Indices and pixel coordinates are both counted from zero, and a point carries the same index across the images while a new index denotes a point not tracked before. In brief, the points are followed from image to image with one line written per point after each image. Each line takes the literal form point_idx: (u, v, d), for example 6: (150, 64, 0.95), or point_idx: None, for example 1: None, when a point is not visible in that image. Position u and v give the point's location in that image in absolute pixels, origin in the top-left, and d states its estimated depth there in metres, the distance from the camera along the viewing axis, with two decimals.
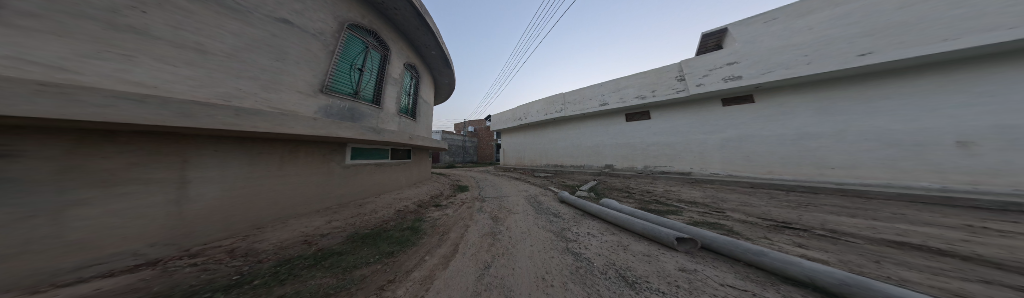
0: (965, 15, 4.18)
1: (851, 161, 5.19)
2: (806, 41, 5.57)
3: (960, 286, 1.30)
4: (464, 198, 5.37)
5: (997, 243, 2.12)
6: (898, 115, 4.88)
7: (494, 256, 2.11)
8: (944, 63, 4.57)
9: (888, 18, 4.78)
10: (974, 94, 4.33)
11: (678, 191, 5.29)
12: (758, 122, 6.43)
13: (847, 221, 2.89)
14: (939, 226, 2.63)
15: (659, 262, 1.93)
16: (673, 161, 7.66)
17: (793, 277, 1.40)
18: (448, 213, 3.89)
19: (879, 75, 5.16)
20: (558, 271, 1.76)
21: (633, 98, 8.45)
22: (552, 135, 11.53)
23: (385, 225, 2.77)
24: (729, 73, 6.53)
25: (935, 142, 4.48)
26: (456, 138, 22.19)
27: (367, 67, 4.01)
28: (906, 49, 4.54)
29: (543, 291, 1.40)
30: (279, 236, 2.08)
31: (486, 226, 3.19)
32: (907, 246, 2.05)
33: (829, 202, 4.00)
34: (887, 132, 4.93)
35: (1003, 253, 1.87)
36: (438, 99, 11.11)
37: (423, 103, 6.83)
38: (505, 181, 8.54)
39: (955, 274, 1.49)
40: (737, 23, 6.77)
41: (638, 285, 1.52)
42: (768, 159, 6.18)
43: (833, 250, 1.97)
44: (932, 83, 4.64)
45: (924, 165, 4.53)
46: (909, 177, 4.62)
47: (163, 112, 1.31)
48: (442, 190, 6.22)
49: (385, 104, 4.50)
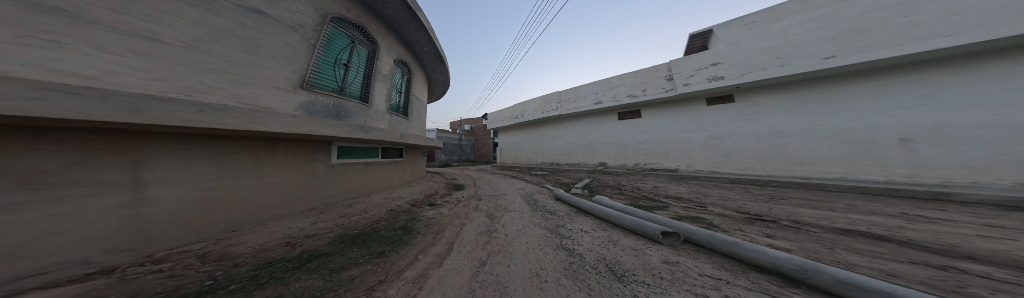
0: (917, 21, 4.51)
1: (819, 158, 5.56)
2: (780, 45, 5.89)
3: (894, 267, 1.46)
4: (460, 196, 5.34)
5: (926, 229, 2.38)
6: (856, 114, 5.29)
7: (489, 253, 2.13)
8: (903, 66, 4.94)
9: (852, 23, 5.09)
10: (927, 95, 4.68)
11: (666, 187, 5.52)
12: (738, 121, 6.75)
13: (810, 212, 3.13)
14: (883, 215, 2.92)
15: (646, 256, 2.02)
16: (662, 159, 7.96)
17: (761, 264, 1.53)
18: (443, 212, 3.84)
19: (847, 76, 5.48)
20: (551, 266, 1.81)
21: (625, 97, 8.62)
22: (547, 134, 11.68)
23: (377, 225, 2.74)
24: (714, 73, 6.79)
25: (883, 139, 4.96)
26: (452, 137, 22.06)
27: (353, 63, 3.87)
28: (864, 53, 4.88)
29: (536, 286, 1.45)
30: (260, 239, 2.00)
31: (482, 225, 3.19)
32: (859, 234, 2.23)
33: (796, 195, 4.32)
34: (845, 130, 5.37)
35: (931, 237, 2.11)
36: (432, 97, 10.91)
37: (416, 102, 6.73)
38: (501, 179, 8.57)
39: (890, 256, 1.65)
40: (722, 25, 6.99)
41: (626, 278, 1.59)
42: (746, 156, 6.53)
43: (796, 239, 2.13)
44: (891, 85, 5.02)
45: (873, 160, 5.02)
46: (860, 171, 5.12)
47: (104, 107, 1.18)
48: (438, 189, 6.15)
49: (374, 101, 4.38)
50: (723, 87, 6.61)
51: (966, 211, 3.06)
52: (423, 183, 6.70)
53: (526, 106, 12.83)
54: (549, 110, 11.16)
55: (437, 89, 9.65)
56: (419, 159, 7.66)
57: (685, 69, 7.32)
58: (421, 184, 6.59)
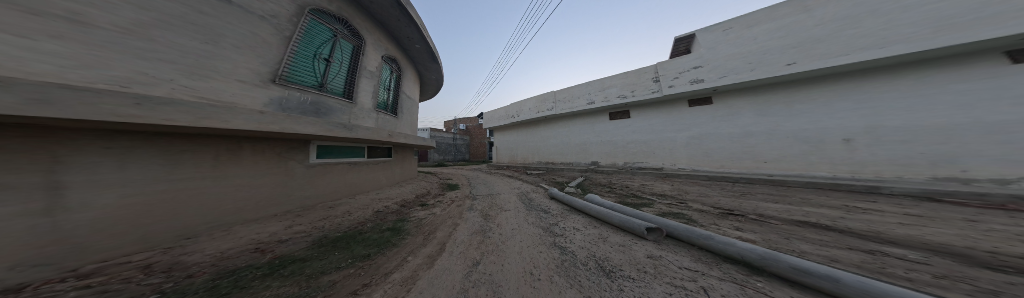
0: (861, 33, 5.04)
1: (790, 155, 5.97)
2: (752, 51, 6.31)
3: (834, 253, 1.64)
4: (454, 196, 5.26)
5: (863, 219, 2.68)
6: (810, 116, 5.83)
7: (482, 253, 2.11)
8: (855, 73, 5.41)
9: (810, 33, 5.59)
10: (863, 100, 5.29)
11: (652, 185, 5.77)
12: (715, 121, 7.17)
13: (772, 206, 3.41)
14: (829, 207, 3.24)
15: (631, 251, 2.10)
16: (649, 158, 8.31)
17: (729, 255, 1.67)
18: (436, 212, 3.77)
19: (810, 81, 5.90)
20: (544, 265, 1.84)
21: (616, 97, 8.88)
22: (542, 133, 11.83)
23: (361, 226, 2.64)
24: (695, 76, 7.14)
25: (832, 139, 5.51)
26: (447, 136, 21.77)
27: (334, 58, 3.70)
28: (818, 62, 5.41)
29: (529, 284, 1.46)
30: (219, 245, 1.85)
31: (476, 225, 3.17)
32: (824, 227, 2.37)
33: (762, 190, 4.69)
34: (800, 131, 5.90)
35: (865, 226, 2.40)
36: (424, 95, 10.67)
37: (408, 100, 6.57)
38: (496, 179, 8.55)
39: (833, 244, 1.84)
40: (703, 30, 7.33)
41: (614, 274, 1.64)
42: (721, 155, 6.95)
43: (761, 231, 2.31)
44: (844, 90, 5.50)
45: (821, 159, 5.57)
46: (812, 169, 5.62)
47: (8, 99, 0.93)
48: (432, 189, 6.06)
49: (359, 99, 4.21)
50: (702, 90, 6.98)
51: (906, 203, 3.46)
52: (415, 183, 6.56)
53: (521, 105, 12.89)
54: (544, 110, 11.28)
55: (430, 87, 9.46)
56: (411, 159, 7.49)
57: (670, 71, 7.65)
58: (413, 184, 6.47)
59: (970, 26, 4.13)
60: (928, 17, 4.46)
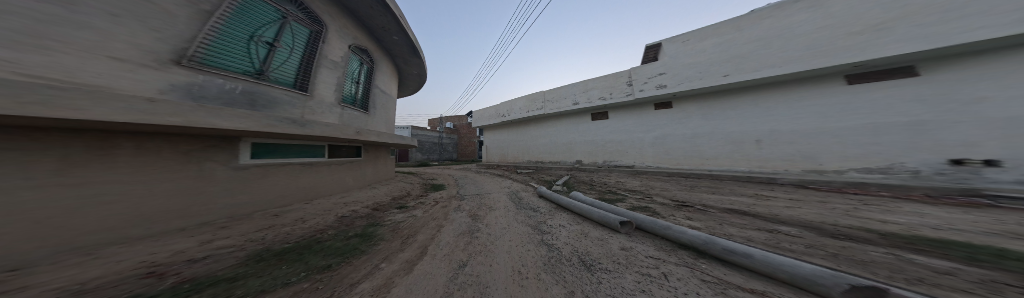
0: (768, 54, 6.21)
1: (727, 154, 7.02)
2: (700, 62, 7.21)
3: (746, 233, 2.15)
4: (439, 197, 5.03)
5: (775, 205, 3.39)
6: (737, 120, 6.98)
7: (469, 254, 2.04)
8: (768, 85, 6.58)
9: (740, 49, 6.64)
10: (776, 108, 6.44)
11: (625, 182, 6.26)
12: (674, 122, 7.99)
13: (712, 197, 4.04)
14: (746, 195, 4.13)
15: (608, 244, 2.23)
16: (623, 156, 9.00)
17: (683, 242, 1.94)
18: (416, 214, 3.59)
19: (743, 91, 6.97)
20: (533, 262, 1.85)
21: (597, 99, 9.37)
22: (531, 133, 12.11)
23: (321, 235, 2.35)
24: (661, 82, 7.88)
25: (747, 139, 6.75)
26: (431, 134, 20.80)
27: (282, 42, 3.27)
28: (742, 75, 6.50)
29: (518, 283, 1.45)
30: (76, 274, 1.17)
31: (463, 225, 3.05)
32: (754, 216, 2.84)
33: (707, 183, 5.48)
34: (727, 133, 7.06)
35: (772, 210, 3.12)
36: (404, 89, 9.98)
37: (383, 95, 6.10)
38: (484, 178, 8.46)
39: (753, 226, 2.37)
40: (669, 40, 8.05)
41: (594, 267, 1.73)
42: (677, 153, 7.78)
43: (702, 219, 2.69)
44: (764, 99, 6.61)
45: (744, 156, 6.78)
46: (736, 164, 6.87)
47: None
48: (416, 190, 5.78)
49: (316, 90, 3.74)
50: (664, 95, 7.79)
51: (811, 193, 4.34)
52: (394, 185, 6.16)
53: (511, 104, 12.98)
54: (534, 109, 11.53)
55: (411, 82, 8.91)
56: (387, 160, 7.00)
57: (641, 76, 8.33)
58: (392, 185, 6.06)
59: (828, 53, 5.45)
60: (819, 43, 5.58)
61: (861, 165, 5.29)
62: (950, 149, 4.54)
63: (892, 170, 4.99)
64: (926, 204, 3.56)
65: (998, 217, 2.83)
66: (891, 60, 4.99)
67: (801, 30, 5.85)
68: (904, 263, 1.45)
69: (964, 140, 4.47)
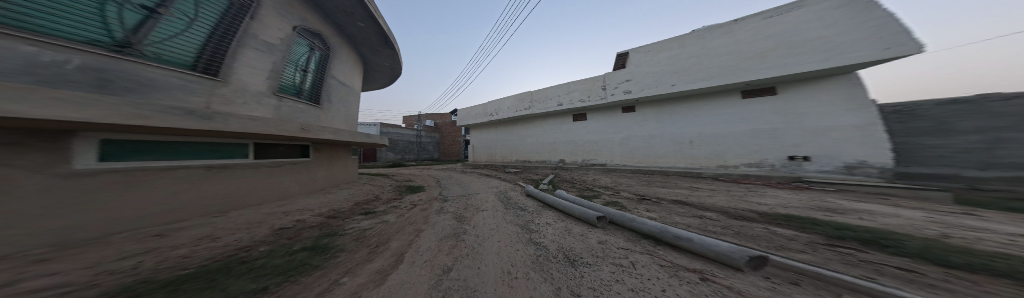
0: (701, 69, 7.26)
1: (672, 153, 7.94)
2: (655, 72, 8.09)
3: (685, 219, 2.77)
4: (417, 200, 4.72)
5: (710, 196, 4.13)
6: (674, 124, 8.00)
7: (455, 258, 1.88)
8: (697, 96, 7.71)
9: (683, 63, 7.61)
10: (698, 114, 7.65)
11: (598, 179, 6.67)
12: (637, 125, 8.75)
13: (664, 190, 4.68)
14: (688, 187, 5.01)
15: (588, 239, 2.31)
16: (598, 155, 9.60)
17: (649, 234, 2.17)
18: (389, 219, 3.27)
19: (683, 99, 7.94)
20: (521, 262, 1.79)
21: (577, 101, 9.76)
22: (520, 132, 12.31)
23: (252, 252, 1.88)
24: (628, 87, 8.56)
25: (682, 140, 7.80)
26: (407, 132, 19.26)
27: (171, 10, 2.39)
28: (682, 85, 7.49)
29: (508, 284, 1.36)
30: None
31: (447, 228, 2.86)
32: (689, 204, 3.55)
33: (665, 179, 6.30)
34: (667, 134, 8.04)
35: (705, 199, 3.87)
36: (372, 81, 8.96)
37: (341, 87, 5.37)
38: (472, 178, 8.23)
39: (691, 213, 3.07)
40: (635, 50, 8.75)
41: (579, 262, 1.76)
42: (638, 153, 8.60)
43: (661, 211, 3.09)
44: (695, 106, 7.73)
45: (682, 156, 7.75)
46: (676, 160, 7.84)
47: None
48: (388, 193, 5.35)
49: (246, 78, 3.04)
50: (628, 100, 8.54)
51: (740, 186, 5.28)
52: (359, 188, 5.54)
53: (500, 103, 12.99)
54: (522, 109, 11.66)
55: (376, 74, 8.09)
56: (347, 161, 6.20)
57: (613, 81, 8.96)
58: (356, 189, 5.43)
59: (736, 72, 6.71)
60: (740, 61, 6.65)
61: (744, 160, 6.86)
62: (788, 148, 6.32)
63: (760, 164, 6.64)
64: (810, 191, 4.67)
65: (826, 198, 4.05)
66: (774, 80, 6.41)
67: (727, 50, 6.94)
68: (775, 234, 2.20)
69: (792, 142, 6.27)
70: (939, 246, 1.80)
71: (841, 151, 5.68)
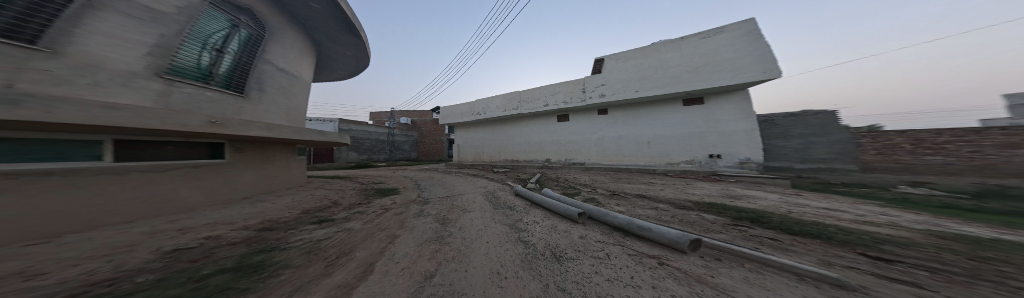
0: (656, 79, 8.11)
1: (635, 153, 8.75)
2: (620, 78, 8.79)
3: (645, 210, 3.02)
4: (388, 204, 4.26)
5: (664, 189, 4.64)
6: (631, 126, 8.90)
7: (438, 263, 1.67)
8: (648, 103, 8.63)
9: (643, 72, 8.39)
10: (651, 117, 8.56)
11: (579, 177, 6.96)
12: (611, 126, 9.32)
13: (626, 186, 5.09)
14: (647, 182, 5.58)
15: (571, 234, 2.35)
16: (579, 154, 10.01)
17: (623, 227, 2.33)
18: (355, 226, 2.86)
19: (638, 105, 8.83)
20: (510, 261, 1.67)
21: (562, 102, 9.97)
22: (508, 132, 12.23)
23: (126, 282, 1.30)
24: (603, 91, 9.10)
25: (639, 140, 8.68)
26: (376, 129, 17.43)
27: None
28: (640, 92, 8.27)
29: (496, 284, 1.23)
30: None
31: (428, 232, 2.60)
32: (648, 197, 3.93)
33: (633, 176, 6.83)
34: (628, 136, 8.93)
35: (662, 192, 4.33)
36: (329, 70, 7.91)
37: (280, 75, 4.51)
38: (458, 179, 7.85)
39: (655, 205, 3.37)
40: (611, 57, 9.30)
41: (564, 257, 1.74)
42: (609, 152, 9.26)
43: (633, 205, 3.31)
44: (649, 111, 8.60)
45: (637, 155, 8.71)
46: (636, 157, 8.71)
47: None
48: (347, 198, 4.74)
49: (112, 54, 2.23)
50: (601, 103, 9.11)
51: (687, 180, 6.04)
52: (309, 194, 4.75)
53: (488, 102, 12.73)
54: (510, 109, 11.55)
55: (331, 62, 7.16)
56: (289, 159, 5.31)
57: (591, 84, 9.41)
58: (303, 195, 4.60)
59: (677, 83, 7.70)
60: (682, 74, 7.65)
61: (682, 158, 7.91)
62: (712, 148, 7.50)
63: (693, 161, 7.72)
64: (739, 183, 5.60)
65: (730, 187, 4.95)
66: (708, 91, 7.44)
67: (673, 62, 7.86)
68: (715, 221, 2.60)
69: (714, 144, 7.47)
70: (786, 218, 2.67)
71: (738, 151, 7.14)
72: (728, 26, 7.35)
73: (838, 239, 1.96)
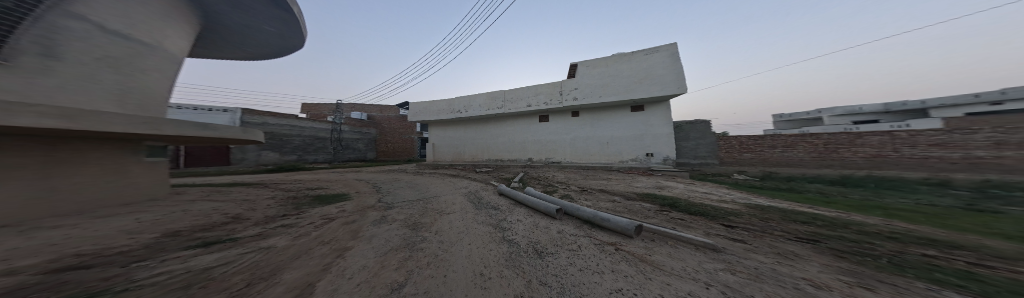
0: (611, 86, 9.00)
1: (600, 152, 9.52)
2: (586, 84, 9.45)
3: (608, 204, 3.14)
4: (331, 212, 3.33)
5: (614, 183, 5.16)
6: (587, 128, 9.78)
7: (409, 270, 1.21)
8: (600, 108, 9.57)
9: (604, 79, 9.18)
10: (607, 120, 9.48)
11: (559, 175, 7.10)
12: (584, 127, 9.85)
13: (588, 182, 5.41)
14: (600, 177, 6.15)
15: (554, 231, 2.18)
16: (556, 154, 10.33)
17: (593, 220, 2.31)
18: (279, 240, 2.03)
19: (594, 109, 9.71)
20: (494, 261, 1.35)
21: (542, 103, 10.07)
22: (492, 131, 11.81)
23: None
24: (575, 95, 9.55)
25: (596, 140, 9.59)
26: (309, 125, 14.21)
27: None
28: (600, 97, 9.07)
29: (478, 287, 0.92)
30: None
31: (388, 239, 2.03)
32: (607, 191, 4.22)
33: (598, 173, 7.34)
34: (588, 137, 9.74)
35: (611, 186, 4.82)
36: (246, 35, 6.47)
37: (108, 38, 3.26)
38: (436, 180, 6.99)
39: (621, 199, 3.56)
40: (585, 63, 9.72)
41: (545, 252, 1.55)
42: (578, 151, 9.88)
43: (602, 201, 3.41)
44: (601, 115, 9.55)
45: (592, 154, 9.65)
46: (598, 156, 9.53)
47: None
48: (250, 210, 3.56)
49: None
50: (572, 106, 9.57)
51: (624, 174, 6.98)
52: (175, 211, 3.36)
53: (470, 100, 11.94)
54: (494, 108, 11.13)
55: (243, 20, 5.81)
56: (135, 166, 3.88)
57: (568, 86, 9.74)
58: (160, 213, 3.21)
59: (624, 92, 8.73)
60: (633, 83, 8.64)
61: (628, 156, 9.06)
62: (648, 147, 8.74)
63: (635, 159, 8.93)
64: (667, 176, 6.72)
65: (661, 180, 5.81)
66: (647, 100, 8.60)
67: (625, 73, 8.84)
68: (669, 209, 2.85)
69: (648, 144, 8.74)
70: (680, 200, 3.29)
71: (661, 149, 8.55)
72: (665, 45, 8.54)
73: (714, 215, 2.49)
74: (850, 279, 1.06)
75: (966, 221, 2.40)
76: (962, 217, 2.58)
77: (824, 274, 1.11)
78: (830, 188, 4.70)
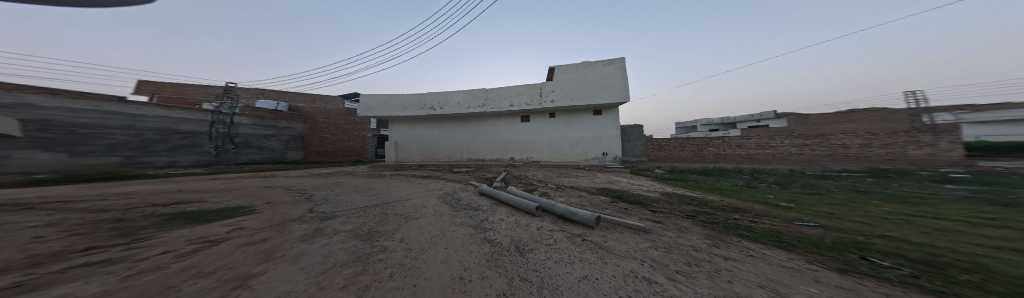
0: (579, 91, 10.13)
1: (572, 153, 10.51)
2: (559, 87, 10.34)
3: (577, 200, 3.54)
4: (245, 227, 2.57)
5: (584, 179, 5.85)
6: (557, 129, 10.69)
7: (374, 283, 1.11)
8: (567, 111, 10.64)
9: (575, 83, 10.27)
10: (574, 122, 10.59)
11: (539, 173, 7.49)
12: (558, 129, 10.71)
13: (559, 179, 5.94)
14: (567, 175, 6.87)
15: (532, 228, 2.35)
16: (535, 154, 10.85)
17: (564, 215, 2.59)
18: (155, 252, 1.53)
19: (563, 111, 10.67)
20: (475, 263, 1.38)
21: (523, 104, 10.47)
22: (472, 130, 11.41)
23: None
24: (552, 97, 10.29)
25: (563, 140, 10.59)
26: (174, 113, 9.90)
27: None
28: (572, 101, 10.07)
29: (459, 290, 0.95)
30: None
31: (345, 253, 1.75)
32: (576, 188, 4.72)
33: (569, 171, 8.10)
34: (558, 138, 10.63)
35: (585, 182, 5.43)
36: None
37: None
38: (402, 182, 6.24)
39: (588, 194, 4.06)
40: (561, 67, 10.64)
41: (525, 249, 1.68)
42: (551, 151, 10.67)
43: (574, 197, 3.82)
44: (569, 117, 10.64)
45: (560, 152, 10.60)
46: (568, 155, 10.53)
47: None
48: (62, 226, 2.33)
49: None
50: (547, 107, 10.25)
51: (581, 171, 8.00)
52: None
53: (447, 96, 11.23)
54: (474, 106, 10.87)
55: None
56: None
57: (546, 88, 10.46)
58: None
59: (590, 96, 9.97)
60: (597, 89, 9.98)
61: (588, 155, 10.36)
62: (606, 147, 10.20)
63: (595, 158, 10.30)
64: (618, 172, 8.04)
65: (610, 175, 6.91)
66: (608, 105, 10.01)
67: (590, 80, 10.14)
68: (620, 200, 3.46)
69: (604, 144, 10.23)
70: (625, 192, 4.01)
71: (613, 147, 10.14)
72: (621, 59, 10.22)
73: (644, 202, 3.18)
74: (713, 241, 1.59)
75: (763, 194, 3.90)
76: (758, 191, 4.18)
77: (697, 240, 1.64)
78: (705, 177, 6.59)
